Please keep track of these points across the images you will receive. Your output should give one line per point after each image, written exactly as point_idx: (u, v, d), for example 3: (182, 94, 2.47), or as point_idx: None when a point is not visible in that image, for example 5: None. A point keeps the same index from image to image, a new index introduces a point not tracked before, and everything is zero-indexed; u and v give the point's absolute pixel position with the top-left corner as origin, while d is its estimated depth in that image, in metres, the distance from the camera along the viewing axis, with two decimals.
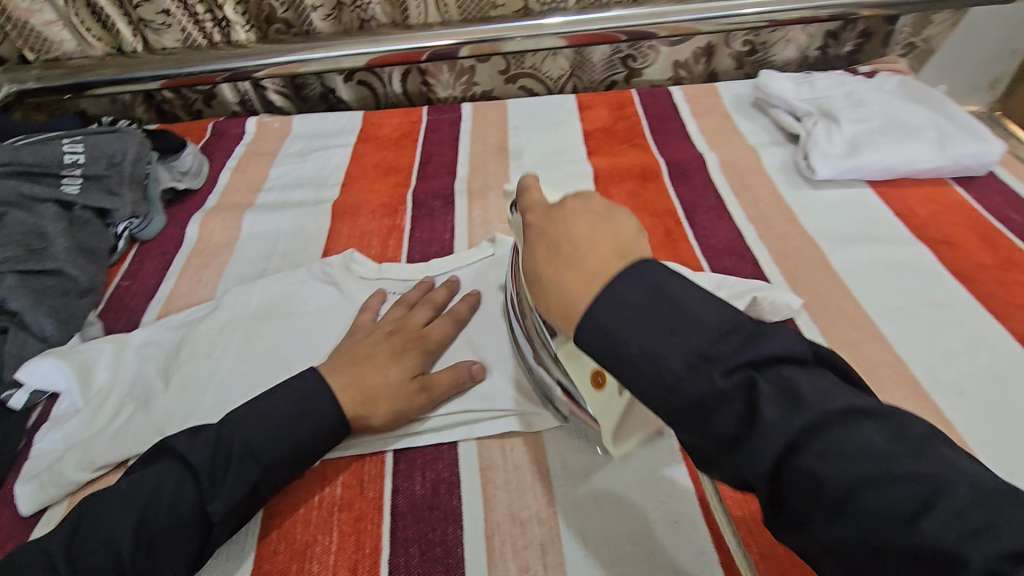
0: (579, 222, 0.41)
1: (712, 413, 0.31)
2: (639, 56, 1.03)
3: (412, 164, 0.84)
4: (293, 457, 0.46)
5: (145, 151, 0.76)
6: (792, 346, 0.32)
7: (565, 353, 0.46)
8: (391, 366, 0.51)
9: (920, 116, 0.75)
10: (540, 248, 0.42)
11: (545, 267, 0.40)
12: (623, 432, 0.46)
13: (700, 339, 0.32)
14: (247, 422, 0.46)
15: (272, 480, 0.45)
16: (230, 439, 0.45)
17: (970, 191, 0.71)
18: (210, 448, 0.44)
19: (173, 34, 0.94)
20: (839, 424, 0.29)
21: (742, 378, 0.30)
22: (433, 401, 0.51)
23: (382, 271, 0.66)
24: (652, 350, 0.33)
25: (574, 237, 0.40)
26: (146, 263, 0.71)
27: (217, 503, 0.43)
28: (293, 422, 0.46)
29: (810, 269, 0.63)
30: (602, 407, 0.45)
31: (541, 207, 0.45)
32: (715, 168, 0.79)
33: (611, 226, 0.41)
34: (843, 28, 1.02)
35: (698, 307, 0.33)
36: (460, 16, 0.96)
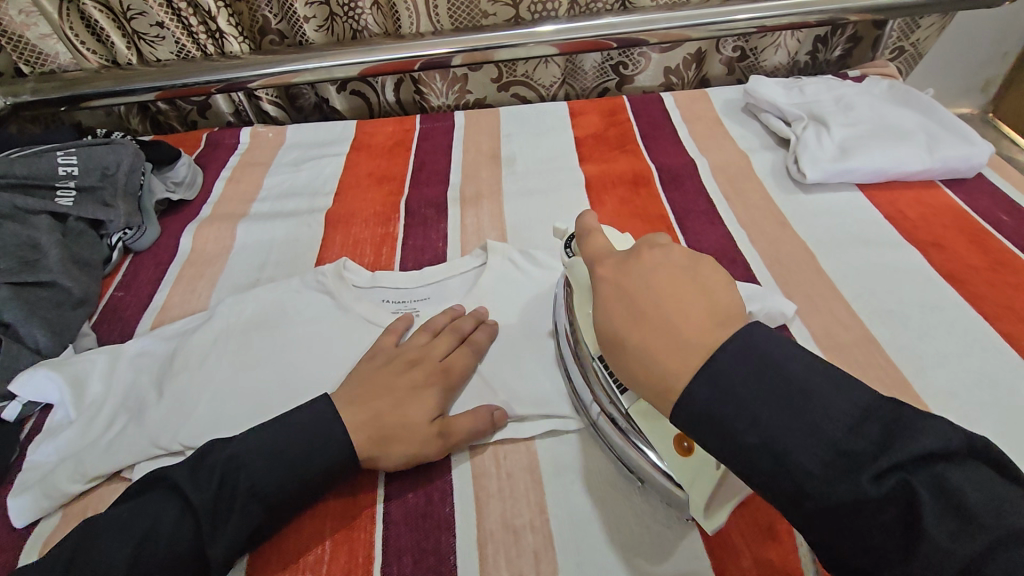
0: (660, 274, 0.40)
1: (856, 518, 0.31)
2: (630, 64, 1.04)
3: (405, 172, 0.85)
4: (300, 492, 0.46)
5: (139, 163, 0.76)
6: (945, 439, 0.31)
7: (638, 411, 0.45)
8: (410, 406, 0.50)
9: (910, 120, 0.76)
10: (619, 305, 0.40)
11: (629, 332, 0.39)
12: (714, 501, 0.41)
13: (830, 427, 0.32)
14: (259, 461, 0.45)
15: (274, 519, 0.45)
16: (240, 476, 0.44)
17: (959, 194, 0.71)
18: (217, 482, 0.44)
19: (167, 46, 0.95)
20: (958, 489, 0.30)
21: (896, 484, 0.30)
22: (450, 445, 0.50)
23: (376, 280, 0.67)
24: (768, 434, 0.33)
25: (657, 295, 0.39)
26: (139, 274, 0.72)
27: (217, 545, 0.43)
28: (304, 461, 0.46)
29: (802, 274, 0.64)
30: (687, 473, 0.42)
31: (611, 258, 0.44)
32: (706, 173, 0.79)
33: (686, 276, 0.40)
34: (832, 33, 1.03)
35: (815, 384, 0.34)
36: (451, 26, 0.98)
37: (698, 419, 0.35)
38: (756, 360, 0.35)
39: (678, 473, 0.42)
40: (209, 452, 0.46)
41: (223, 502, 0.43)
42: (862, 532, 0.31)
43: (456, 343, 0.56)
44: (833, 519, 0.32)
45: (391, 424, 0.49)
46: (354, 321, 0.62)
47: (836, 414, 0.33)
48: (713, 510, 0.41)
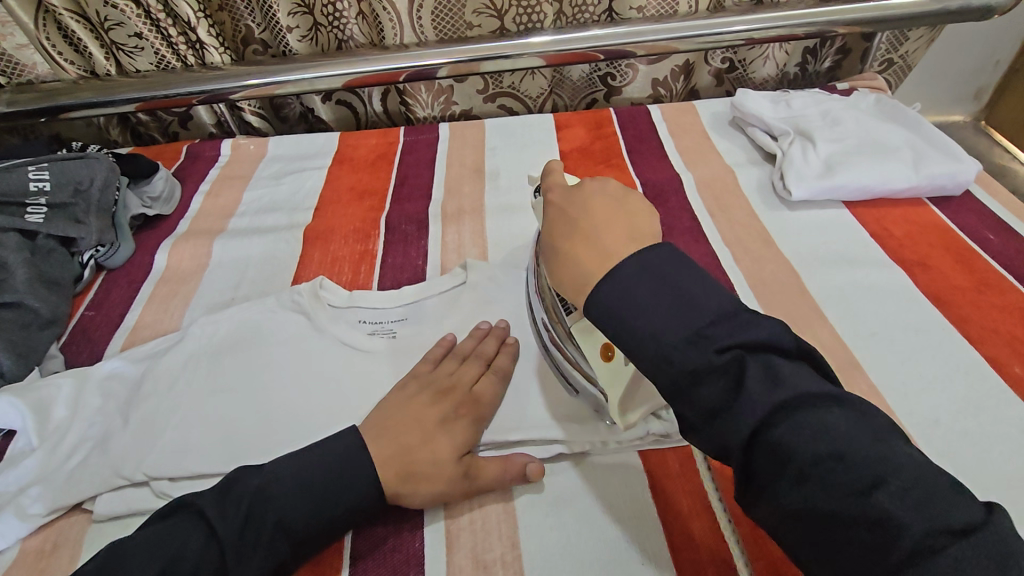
0: (596, 202, 0.45)
1: (701, 386, 0.34)
2: (618, 75, 1.03)
3: (387, 187, 0.83)
4: (325, 531, 0.44)
5: (113, 178, 0.75)
6: (780, 336, 0.35)
7: (580, 329, 0.49)
8: (440, 442, 0.48)
9: (896, 135, 0.75)
10: (563, 227, 0.45)
11: (566, 245, 0.44)
12: (630, 403, 0.47)
13: (698, 319, 0.35)
14: (289, 492, 0.43)
15: (298, 554, 0.43)
16: (268, 509, 0.42)
17: (946, 211, 0.71)
18: (245, 514, 0.42)
19: (146, 56, 0.93)
20: (777, 365, 0.34)
21: (734, 357, 0.34)
22: (477, 486, 0.48)
23: (353, 299, 0.65)
24: (651, 323, 0.36)
25: (594, 217, 0.44)
26: (112, 292, 0.70)
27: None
28: (335, 493, 0.44)
29: (787, 295, 0.63)
30: (611, 378, 0.46)
31: (559, 188, 0.49)
32: (691, 189, 0.78)
33: (625, 209, 0.44)
34: (821, 45, 1.03)
35: (698, 291, 0.37)
36: (436, 36, 0.96)
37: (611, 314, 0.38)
38: (665, 280, 0.37)
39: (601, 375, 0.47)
40: (236, 480, 0.44)
41: (247, 535, 0.42)
42: (698, 398, 0.34)
43: (481, 369, 0.54)
44: (680, 386, 0.35)
45: (418, 460, 0.47)
46: (330, 343, 0.61)
47: (704, 308, 0.36)
48: (629, 410, 0.47)
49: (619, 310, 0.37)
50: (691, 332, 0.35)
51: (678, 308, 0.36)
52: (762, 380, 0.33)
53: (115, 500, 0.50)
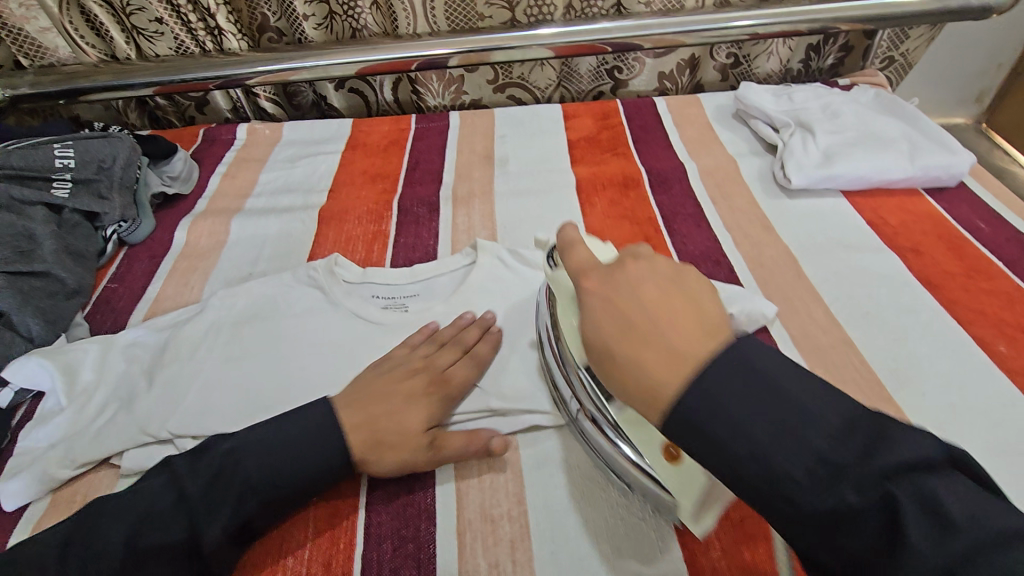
0: (646, 286, 0.40)
1: (841, 530, 0.31)
2: (624, 68, 1.05)
3: (399, 171, 0.86)
4: (295, 493, 0.46)
5: (135, 157, 0.77)
6: (922, 451, 0.32)
7: (627, 419, 0.44)
8: (410, 416, 0.50)
9: (895, 128, 0.77)
10: (609, 317, 0.40)
11: (618, 337, 0.39)
12: (704, 506, 0.40)
13: (817, 437, 0.32)
14: (253, 454, 0.46)
15: (267, 514, 0.45)
16: (231, 471, 0.45)
17: (941, 201, 0.73)
18: (208, 476, 0.44)
19: (166, 41, 0.96)
20: (935, 491, 0.30)
21: (881, 494, 0.30)
22: (440, 458, 0.50)
23: (366, 276, 0.68)
24: (755, 445, 0.33)
25: (648, 306, 0.39)
26: (133, 266, 0.72)
27: (209, 534, 0.43)
28: (300, 456, 0.46)
29: (786, 277, 0.65)
30: (678, 480, 0.41)
31: (594, 269, 0.44)
32: (694, 177, 0.80)
33: (675, 293, 0.40)
34: (824, 42, 1.05)
35: (817, 407, 0.33)
36: (448, 27, 0.99)
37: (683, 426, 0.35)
38: (763, 379, 0.34)
39: (669, 478, 0.41)
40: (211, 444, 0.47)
41: (215, 495, 0.44)
42: (843, 545, 0.31)
43: (459, 354, 0.55)
44: (816, 527, 0.32)
45: (384, 430, 0.49)
46: (344, 315, 0.63)
47: (824, 424, 0.33)
48: (703, 514, 0.40)
49: (698, 423, 0.34)
50: (739, 399, 0.34)
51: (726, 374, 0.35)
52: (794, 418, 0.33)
53: (141, 456, 0.53)
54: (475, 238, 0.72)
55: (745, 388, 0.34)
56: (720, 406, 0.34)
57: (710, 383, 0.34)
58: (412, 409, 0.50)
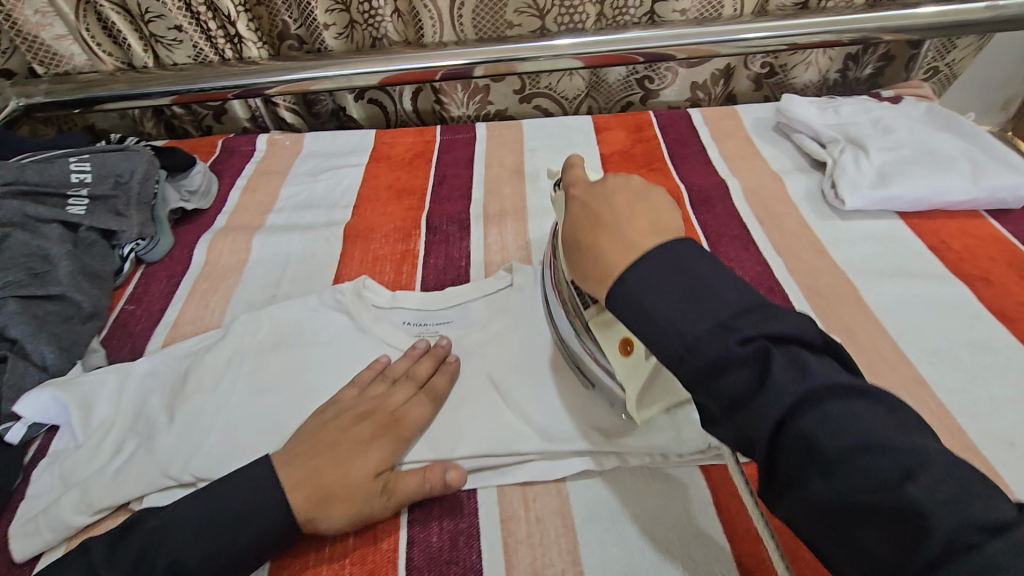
0: (620, 195, 0.44)
1: None
2: (656, 78, 1.01)
3: (426, 186, 0.82)
4: (234, 564, 0.43)
5: (154, 171, 0.74)
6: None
7: (598, 323, 0.50)
8: (355, 463, 0.47)
9: (953, 145, 0.73)
10: (584, 216, 0.44)
11: (590, 237, 0.43)
12: (646, 399, 0.47)
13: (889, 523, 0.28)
14: (182, 529, 0.42)
15: None
16: (163, 545, 0.42)
17: (1006, 224, 0.69)
18: (142, 551, 0.41)
19: (184, 50, 0.93)
20: None
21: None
22: (398, 502, 0.47)
23: (397, 300, 0.64)
24: (820, 516, 0.31)
25: (616, 212, 0.43)
26: (151, 286, 0.69)
27: None
28: (234, 528, 0.43)
29: (845, 307, 0.61)
30: (629, 371, 0.47)
31: (580, 185, 0.48)
32: (738, 195, 0.77)
33: (643, 203, 0.43)
34: (864, 51, 1.01)
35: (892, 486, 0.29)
36: (475, 35, 0.95)
37: (625, 303, 0.38)
38: (823, 447, 0.30)
39: (622, 368, 0.47)
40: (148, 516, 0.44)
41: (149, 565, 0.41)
42: None
43: (412, 391, 0.53)
44: None
45: (331, 482, 0.45)
46: (377, 346, 0.60)
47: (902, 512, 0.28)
48: (645, 406, 0.47)
49: (643, 303, 0.37)
50: (700, 312, 0.35)
51: (671, 273, 0.37)
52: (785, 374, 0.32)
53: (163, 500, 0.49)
54: (511, 260, 0.68)
55: (692, 294, 0.36)
56: (688, 337, 0.35)
57: (669, 288, 0.36)
58: (349, 454, 0.47)
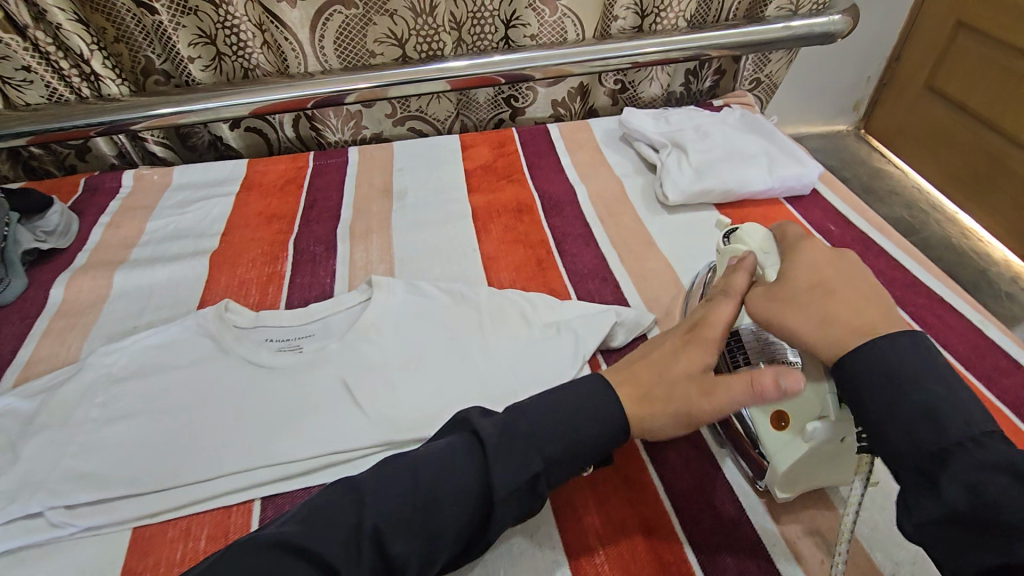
0: (850, 269, 0.49)
1: None
2: (519, 97, 1.10)
3: (296, 210, 0.85)
4: (571, 456, 0.46)
5: (3, 213, 0.73)
6: None
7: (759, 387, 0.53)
8: (673, 368, 0.49)
9: (756, 144, 0.85)
10: (813, 274, 0.49)
11: (816, 297, 0.47)
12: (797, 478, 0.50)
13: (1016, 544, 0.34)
14: (542, 410, 0.47)
15: (551, 473, 0.45)
16: (563, 419, 0.46)
17: (798, 208, 0.81)
18: (504, 424, 0.46)
19: (37, 89, 0.91)
20: None
21: None
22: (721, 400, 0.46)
23: (259, 320, 0.66)
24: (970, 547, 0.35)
25: (844, 282, 0.47)
26: (2, 328, 0.68)
27: (519, 471, 0.44)
28: (574, 421, 0.46)
29: (667, 288, 0.70)
30: (780, 444, 0.50)
31: (812, 244, 0.52)
32: (584, 199, 0.85)
33: (865, 284, 0.48)
34: (699, 66, 1.14)
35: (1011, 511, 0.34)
36: (341, 64, 0.99)
37: (870, 369, 0.41)
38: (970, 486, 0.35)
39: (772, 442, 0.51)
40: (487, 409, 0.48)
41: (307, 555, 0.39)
42: None
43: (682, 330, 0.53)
44: None
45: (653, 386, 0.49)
46: (235, 362, 0.62)
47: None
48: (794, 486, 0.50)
49: (890, 377, 0.41)
50: (953, 422, 0.38)
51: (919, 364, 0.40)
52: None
53: (5, 534, 0.50)
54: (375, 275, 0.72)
55: (913, 386, 0.40)
56: (941, 441, 0.37)
57: (926, 389, 0.39)
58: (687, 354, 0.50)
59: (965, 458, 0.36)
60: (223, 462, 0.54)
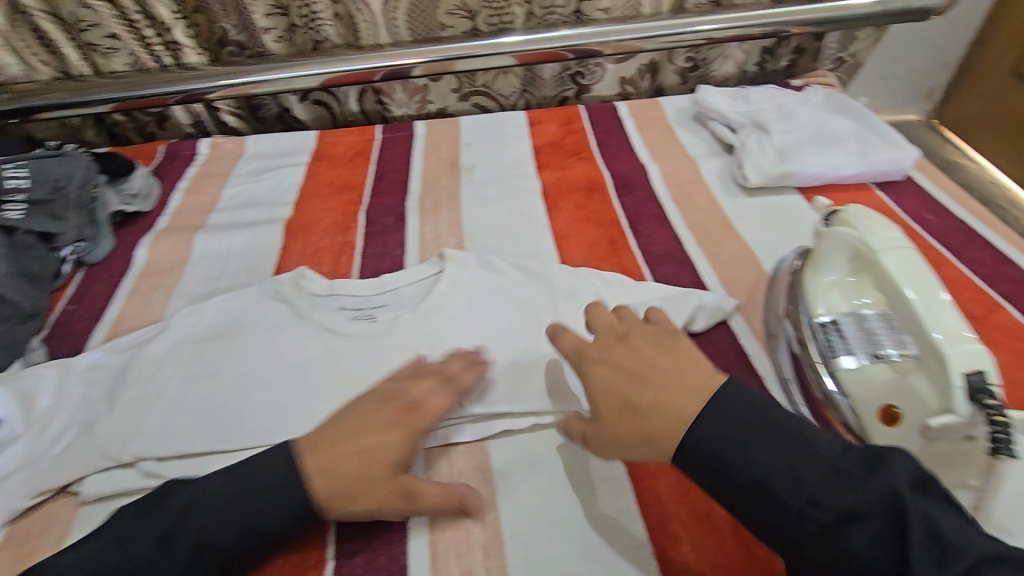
0: (646, 353, 0.45)
1: None
2: (587, 74, 1.07)
3: (365, 182, 0.85)
4: (253, 540, 0.43)
5: (92, 175, 0.76)
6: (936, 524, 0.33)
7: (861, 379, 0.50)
8: (377, 443, 0.46)
9: (845, 125, 0.80)
10: (604, 374, 0.46)
11: (626, 393, 0.43)
12: None
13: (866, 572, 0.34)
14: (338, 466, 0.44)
15: (233, 555, 0.42)
16: (278, 485, 0.43)
17: (890, 195, 0.76)
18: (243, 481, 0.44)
19: (123, 57, 0.94)
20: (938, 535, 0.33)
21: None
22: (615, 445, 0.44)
23: (333, 288, 0.67)
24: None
25: (653, 368, 0.44)
26: (92, 286, 0.71)
27: (198, 535, 0.41)
28: (285, 487, 0.44)
29: (749, 273, 0.67)
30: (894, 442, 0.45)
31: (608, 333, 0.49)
32: (657, 179, 0.82)
33: (690, 362, 0.43)
34: (777, 44, 1.08)
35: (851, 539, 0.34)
36: (411, 37, 0.98)
37: (702, 445, 0.39)
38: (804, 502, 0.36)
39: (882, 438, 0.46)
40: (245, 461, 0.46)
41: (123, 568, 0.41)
42: None
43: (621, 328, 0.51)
44: None
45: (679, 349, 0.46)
46: (312, 328, 0.62)
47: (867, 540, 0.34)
48: None
49: (721, 454, 0.39)
50: (795, 484, 0.36)
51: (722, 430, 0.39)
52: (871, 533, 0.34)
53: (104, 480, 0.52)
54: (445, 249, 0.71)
55: (748, 450, 0.38)
56: (790, 505, 0.36)
57: (762, 459, 0.37)
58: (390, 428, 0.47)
59: (810, 522, 0.35)
60: (304, 426, 0.54)
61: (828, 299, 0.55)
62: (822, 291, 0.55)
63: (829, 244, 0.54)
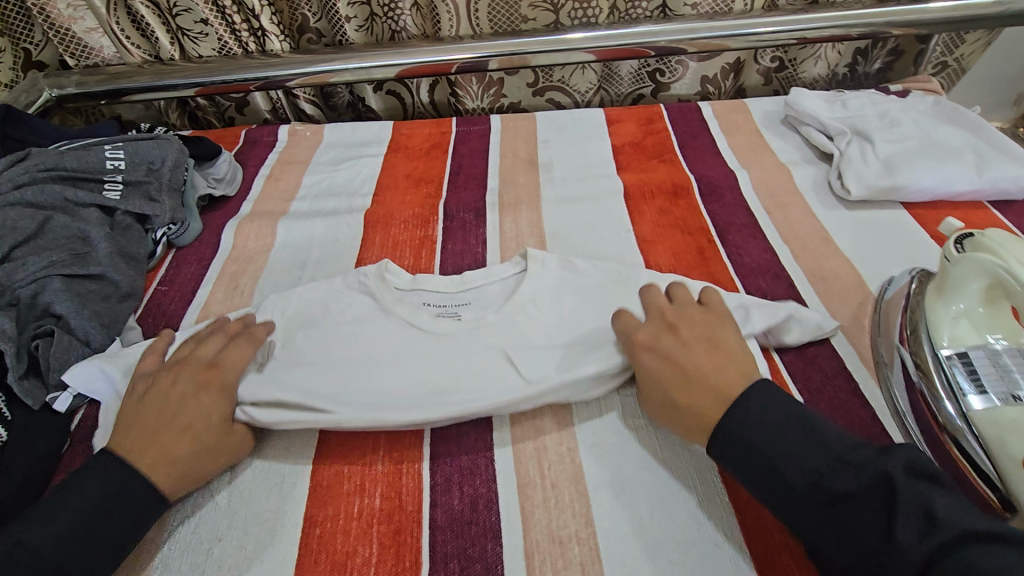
0: (688, 340, 0.52)
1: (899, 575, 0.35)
2: (667, 71, 1.03)
3: (443, 175, 0.85)
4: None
5: (183, 159, 0.77)
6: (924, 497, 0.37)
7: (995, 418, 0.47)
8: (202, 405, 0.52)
9: (956, 138, 0.75)
10: (654, 362, 0.52)
11: (673, 378, 0.50)
12: None
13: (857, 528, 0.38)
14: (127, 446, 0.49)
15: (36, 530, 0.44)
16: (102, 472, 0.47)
17: (1008, 214, 0.71)
18: None
19: (210, 42, 0.95)
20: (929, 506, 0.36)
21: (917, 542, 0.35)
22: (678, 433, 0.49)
23: (417, 283, 0.66)
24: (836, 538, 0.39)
25: (690, 355, 0.50)
26: (182, 268, 0.73)
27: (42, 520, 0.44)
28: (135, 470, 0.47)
29: (849, 293, 0.63)
30: None
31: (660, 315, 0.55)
32: (746, 186, 0.79)
33: (723, 341, 0.51)
34: (872, 46, 1.01)
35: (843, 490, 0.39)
36: (491, 30, 0.97)
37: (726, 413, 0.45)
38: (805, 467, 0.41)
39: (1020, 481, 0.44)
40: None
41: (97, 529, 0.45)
42: None
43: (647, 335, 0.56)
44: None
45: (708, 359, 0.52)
46: (398, 324, 0.61)
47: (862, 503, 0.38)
48: None
49: (748, 437, 0.44)
50: (796, 450, 0.42)
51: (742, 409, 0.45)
52: (869, 489, 0.38)
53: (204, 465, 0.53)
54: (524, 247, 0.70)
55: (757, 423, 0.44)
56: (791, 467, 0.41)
57: (771, 423, 0.43)
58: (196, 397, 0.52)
59: (815, 481, 0.40)
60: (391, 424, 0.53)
61: (955, 330, 0.53)
62: (947, 321, 0.53)
63: (962, 270, 0.52)
